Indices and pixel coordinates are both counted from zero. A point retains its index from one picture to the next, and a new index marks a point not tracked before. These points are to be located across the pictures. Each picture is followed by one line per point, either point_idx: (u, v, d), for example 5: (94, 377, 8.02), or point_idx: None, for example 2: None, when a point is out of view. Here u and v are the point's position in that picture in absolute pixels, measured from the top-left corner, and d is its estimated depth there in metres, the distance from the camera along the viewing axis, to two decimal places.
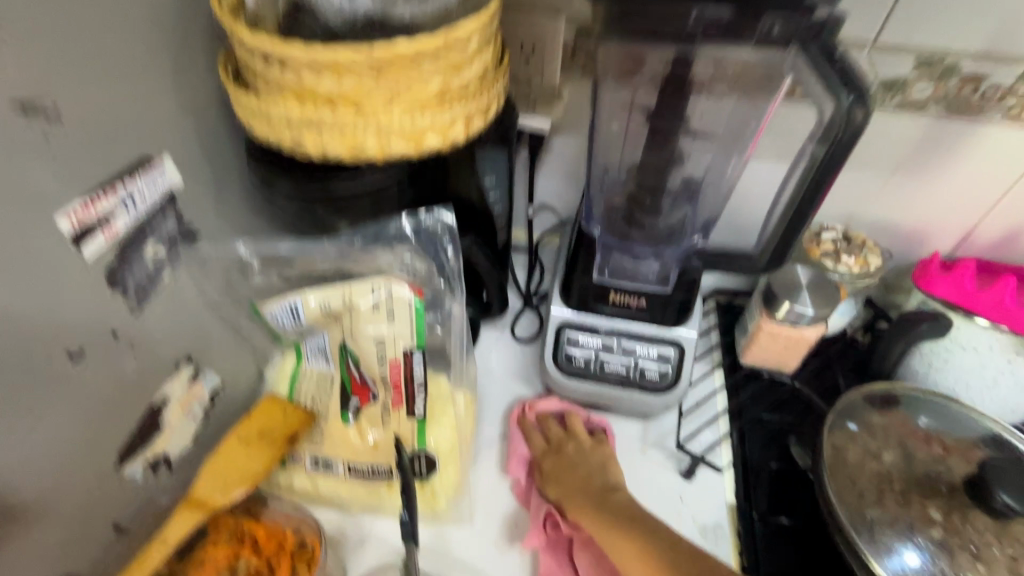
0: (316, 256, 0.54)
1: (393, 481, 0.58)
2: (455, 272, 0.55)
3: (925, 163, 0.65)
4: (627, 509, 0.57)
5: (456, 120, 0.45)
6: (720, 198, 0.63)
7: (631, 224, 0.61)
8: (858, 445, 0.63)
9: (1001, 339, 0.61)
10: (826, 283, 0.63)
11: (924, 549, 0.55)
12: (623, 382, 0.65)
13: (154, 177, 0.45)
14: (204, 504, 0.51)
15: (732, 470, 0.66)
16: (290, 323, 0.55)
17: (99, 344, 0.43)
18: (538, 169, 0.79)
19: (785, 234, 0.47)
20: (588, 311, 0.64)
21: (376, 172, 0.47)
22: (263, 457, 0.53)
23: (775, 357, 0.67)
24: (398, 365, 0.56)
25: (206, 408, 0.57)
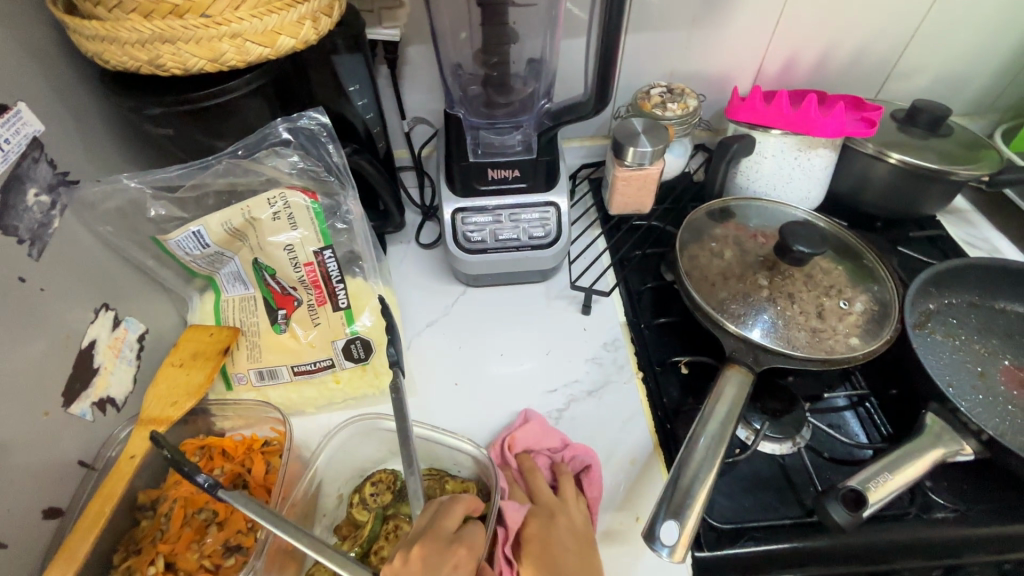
0: (206, 179, 0.57)
1: (338, 371, 0.65)
2: (341, 167, 0.61)
3: (712, 14, 0.80)
4: None
5: (303, 19, 0.50)
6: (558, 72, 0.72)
7: (492, 106, 0.72)
8: (707, 250, 0.79)
9: (789, 142, 0.79)
10: (657, 126, 0.76)
11: (764, 320, 0.69)
12: (518, 246, 0.75)
13: (16, 123, 0.46)
14: (157, 422, 0.54)
15: (618, 293, 0.81)
16: (197, 250, 0.59)
17: (9, 289, 0.45)
18: (402, 82, 0.84)
19: (603, 76, 0.57)
20: (474, 191, 0.73)
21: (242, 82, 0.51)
22: (203, 371, 0.58)
23: (634, 200, 0.81)
24: (313, 266, 0.61)
25: (137, 352, 0.60)
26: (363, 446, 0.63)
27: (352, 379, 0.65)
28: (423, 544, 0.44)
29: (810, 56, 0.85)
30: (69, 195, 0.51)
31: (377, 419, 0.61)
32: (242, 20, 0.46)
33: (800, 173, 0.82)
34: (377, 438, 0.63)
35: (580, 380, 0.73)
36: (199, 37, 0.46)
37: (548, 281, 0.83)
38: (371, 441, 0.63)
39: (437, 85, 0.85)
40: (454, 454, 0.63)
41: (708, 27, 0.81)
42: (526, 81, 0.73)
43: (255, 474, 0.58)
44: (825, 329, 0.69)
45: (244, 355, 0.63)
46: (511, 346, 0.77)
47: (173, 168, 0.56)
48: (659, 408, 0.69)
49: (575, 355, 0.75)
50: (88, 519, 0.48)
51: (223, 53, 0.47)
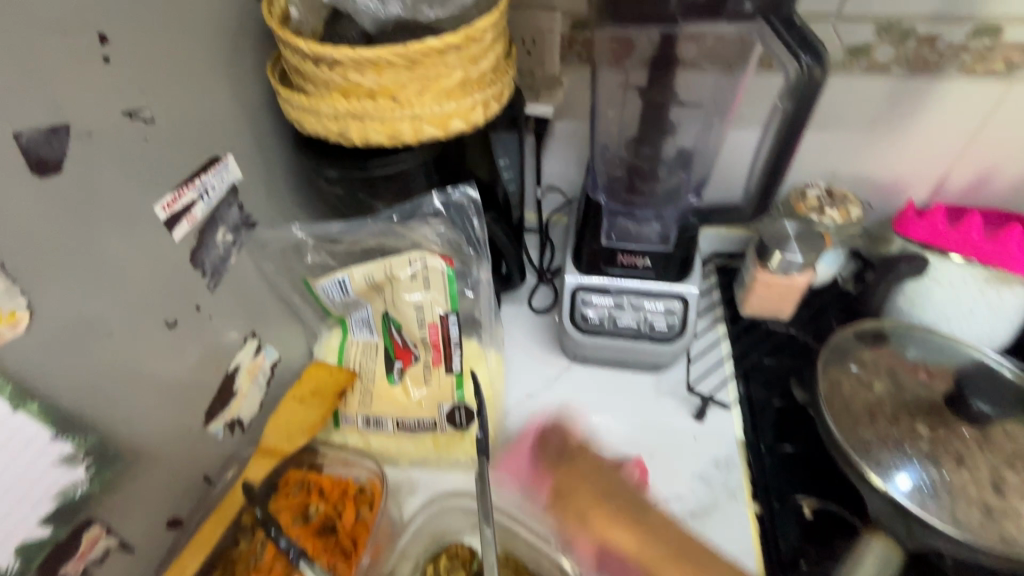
0: (362, 233, 0.61)
1: (437, 433, 0.65)
2: (481, 241, 0.63)
3: (895, 118, 0.72)
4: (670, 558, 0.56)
5: (476, 105, 0.52)
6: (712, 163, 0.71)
7: (633, 193, 0.69)
8: (851, 377, 0.69)
9: (975, 274, 0.68)
10: (812, 234, 0.70)
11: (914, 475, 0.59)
12: (635, 336, 0.71)
13: (221, 172, 0.53)
14: (274, 452, 0.58)
15: (738, 407, 0.73)
16: (338, 296, 0.63)
17: (186, 316, 0.51)
18: (544, 152, 0.86)
19: (766, 184, 0.54)
20: (600, 273, 0.70)
21: (410, 156, 0.55)
22: (319, 408, 0.62)
23: (772, 306, 0.75)
24: (436, 327, 0.63)
25: (269, 377, 0.65)
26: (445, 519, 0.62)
27: (450, 445, 0.65)
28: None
29: (1011, 174, 0.74)
30: (247, 235, 0.58)
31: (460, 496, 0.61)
32: (424, 105, 0.50)
33: (982, 308, 0.70)
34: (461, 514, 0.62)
35: (683, 497, 0.66)
36: (384, 117, 0.50)
37: (660, 373, 0.78)
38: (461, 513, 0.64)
39: (577, 158, 0.86)
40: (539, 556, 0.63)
41: (887, 132, 0.73)
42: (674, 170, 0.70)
43: (345, 520, 0.60)
44: (1005, 511, 0.56)
45: (357, 398, 0.66)
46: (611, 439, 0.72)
47: (333, 225, 0.61)
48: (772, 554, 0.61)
49: (679, 464, 0.69)
50: (202, 536, 0.53)
51: (401, 131, 0.51)
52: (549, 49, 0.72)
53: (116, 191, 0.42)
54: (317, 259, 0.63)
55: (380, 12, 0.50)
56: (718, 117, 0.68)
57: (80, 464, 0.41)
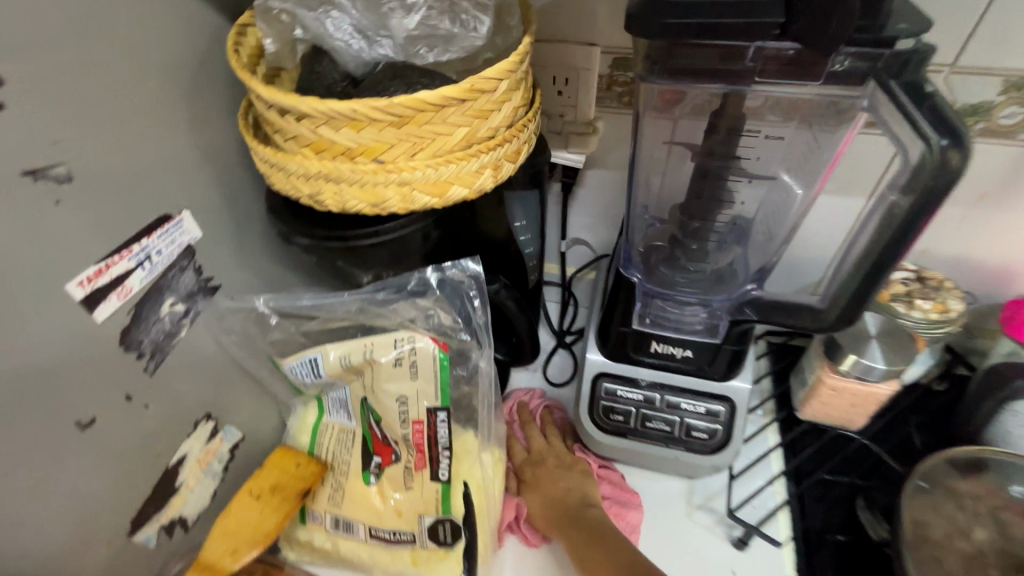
0: (336, 312, 0.51)
1: (416, 549, 0.53)
2: (481, 326, 0.51)
3: (1015, 193, 0.58)
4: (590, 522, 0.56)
5: (484, 168, 0.42)
6: (776, 245, 0.57)
7: (676, 269, 0.56)
8: (943, 518, 0.56)
9: None
10: (899, 333, 0.56)
11: None
12: (665, 441, 0.59)
13: (170, 232, 0.44)
14: (212, 568, 0.47)
15: (794, 544, 0.58)
16: (309, 377, 0.53)
17: (112, 409, 0.42)
18: (572, 202, 0.75)
19: (859, 290, 0.41)
20: (629, 359, 0.59)
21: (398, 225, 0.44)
22: (276, 515, 0.51)
23: (839, 414, 0.61)
24: (421, 425, 0.52)
25: (227, 461, 0.55)
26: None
27: (430, 563, 0.52)
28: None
29: None
30: (205, 302, 0.48)
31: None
32: (415, 169, 0.39)
33: None
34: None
35: None
36: (364, 182, 0.39)
37: (694, 480, 0.64)
38: None
39: (610, 211, 0.74)
40: None
41: (1001, 209, 0.59)
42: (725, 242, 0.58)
43: None
44: None
45: (326, 495, 0.55)
46: None
47: (303, 297, 0.52)
48: None
49: None
50: None
51: (386, 199, 0.40)
52: (584, 90, 0.60)
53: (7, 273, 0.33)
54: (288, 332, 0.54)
55: (367, 53, 0.41)
56: (800, 185, 0.54)
57: None
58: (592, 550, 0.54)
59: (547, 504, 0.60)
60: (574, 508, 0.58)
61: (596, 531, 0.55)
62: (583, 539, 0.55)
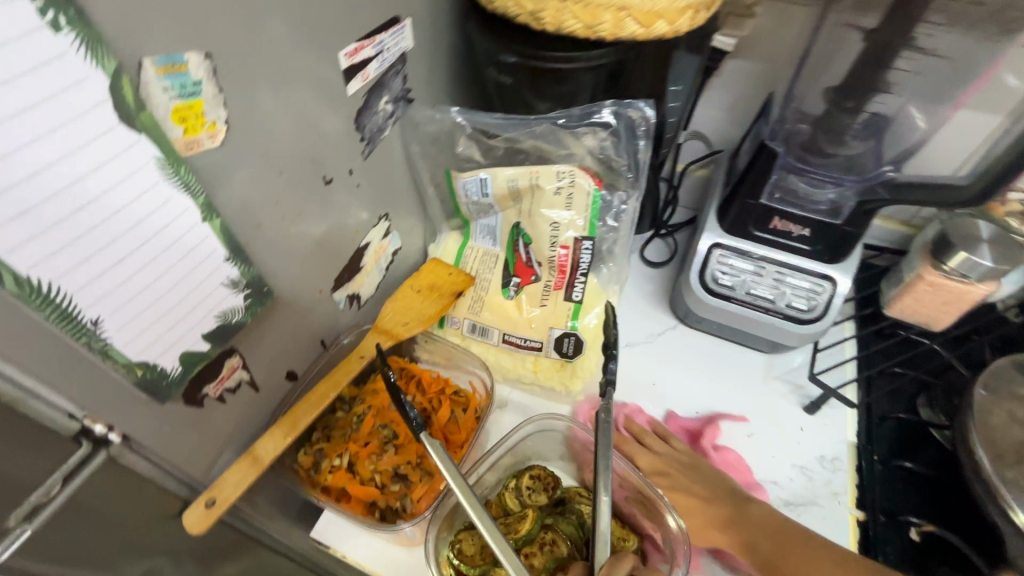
0: (519, 133, 0.57)
1: (540, 355, 0.64)
2: (643, 165, 0.58)
3: None
4: (763, 524, 0.54)
5: (687, 8, 0.46)
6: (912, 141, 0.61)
7: (812, 150, 0.61)
8: (1005, 410, 0.61)
9: None
10: (1009, 241, 0.60)
11: None
12: (767, 309, 0.65)
13: (397, 33, 0.50)
14: (389, 333, 0.57)
15: (856, 412, 0.68)
16: (475, 196, 0.61)
17: (340, 179, 0.50)
18: (703, 93, 0.78)
19: (1009, 164, 0.45)
20: (744, 233, 0.66)
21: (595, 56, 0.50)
22: (438, 305, 0.60)
23: (927, 313, 0.66)
24: (566, 250, 0.60)
25: (389, 263, 0.64)
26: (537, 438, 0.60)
27: (549, 371, 0.64)
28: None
29: None
30: (403, 110, 0.55)
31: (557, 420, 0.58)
32: None
33: None
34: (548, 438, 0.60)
35: (780, 484, 0.62)
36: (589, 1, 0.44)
37: (772, 356, 0.73)
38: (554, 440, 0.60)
39: (739, 107, 0.78)
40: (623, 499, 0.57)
41: None
42: (861, 138, 0.61)
43: (439, 417, 0.60)
44: None
45: (466, 304, 0.65)
46: (708, 407, 0.69)
47: (496, 115, 0.57)
48: None
49: (779, 451, 0.65)
50: (314, 395, 0.52)
51: (601, 22, 0.46)
52: None
53: (317, 26, 0.40)
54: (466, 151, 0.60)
55: None
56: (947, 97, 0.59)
57: (239, 293, 0.41)
58: (750, 527, 0.55)
59: (697, 507, 0.58)
60: (716, 481, 0.59)
61: (729, 493, 0.58)
62: (774, 534, 0.53)
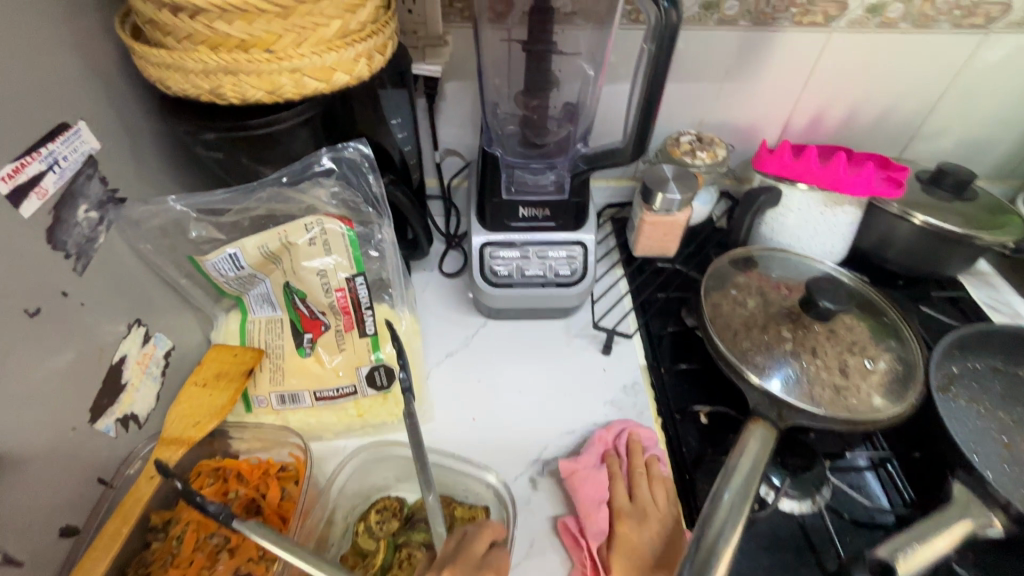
0: (248, 203, 0.58)
1: (359, 399, 0.65)
2: (380, 197, 0.62)
3: (746, 67, 0.82)
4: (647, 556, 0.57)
5: (359, 57, 0.52)
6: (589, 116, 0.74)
7: (527, 146, 0.72)
8: (730, 298, 0.80)
9: (814, 198, 0.80)
10: (686, 174, 0.78)
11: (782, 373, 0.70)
12: (543, 283, 0.76)
13: (73, 140, 0.47)
14: (182, 440, 0.54)
15: (641, 340, 0.81)
16: (231, 272, 0.59)
17: (53, 305, 0.46)
18: (437, 115, 0.86)
19: (642, 123, 0.59)
20: (503, 227, 0.74)
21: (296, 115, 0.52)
22: (229, 392, 0.58)
23: (659, 245, 0.82)
24: (343, 291, 0.62)
25: (162, 368, 0.60)
26: (369, 474, 0.63)
27: (373, 408, 0.65)
28: (455, 564, 0.42)
29: (838, 113, 0.88)
30: (115, 213, 0.52)
31: (383, 449, 0.62)
32: (302, 57, 0.48)
33: (823, 228, 0.83)
34: (382, 470, 0.63)
35: (599, 423, 0.73)
36: (261, 71, 0.47)
37: (569, 318, 0.84)
38: (387, 467, 0.63)
39: (472, 119, 0.87)
40: (466, 484, 0.64)
41: (740, 80, 0.84)
42: (561, 123, 0.74)
43: (269, 500, 0.58)
44: (849, 386, 0.69)
45: (267, 377, 0.63)
46: (527, 384, 0.77)
47: (218, 193, 0.57)
48: (677, 457, 0.69)
49: (592, 397, 0.75)
50: (107, 536, 0.50)
51: (281, 86, 0.49)
52: (432, 8, 0.71)
53: None
54: (203, 234, 0.57)
55: None
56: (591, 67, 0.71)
57: None
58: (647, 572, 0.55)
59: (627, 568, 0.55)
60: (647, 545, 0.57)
61: (660, 535, 0.58)
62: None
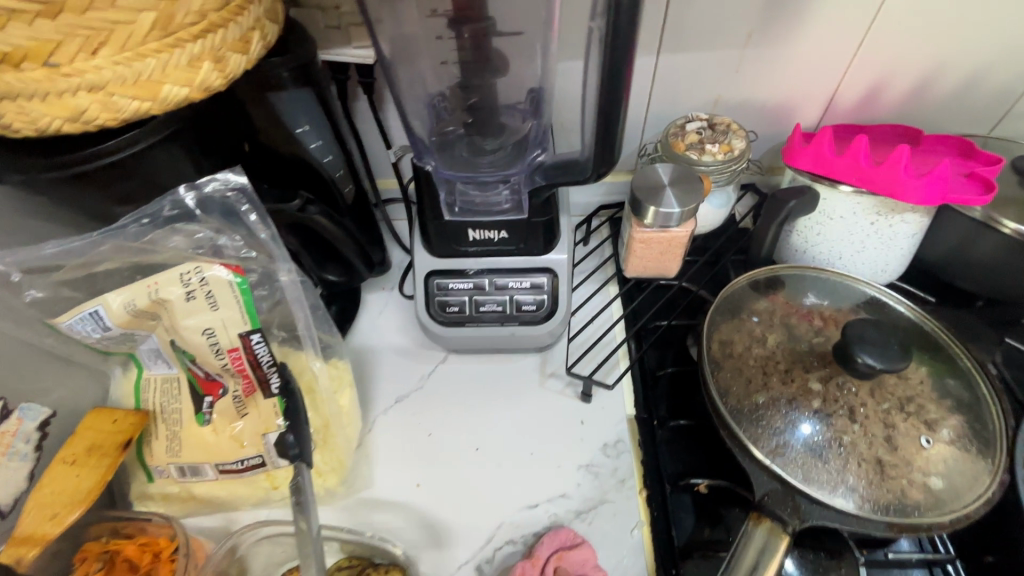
0: (97, 255, 0.47)
1: (270, 470, 0.55)
2: (268, 240, 0.50)
3: (775, 28, 0.62)
4: None
5: (198, 61, 0.38)
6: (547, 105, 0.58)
7: (475, 153, 0.56)
8: (744, 332, 0.63)
9: (864, 203, 0.61)
10: (688, 176, 0.60)
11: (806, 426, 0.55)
12: (501, 320, 0.62)
13: None
14: (32, 540, 0.45)
15: (631, 383, 0.66)
16: (98, 332, 0.48)
17: None
18: (384, 107, 0.70)
19: (605, 131, 0.43)
20: (453, 252, 0.60)
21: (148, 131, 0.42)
22: (96, 472, 0.48)
23: (656, 265, 0.65)
24: (238, 352, 0.50)
25: (39, 442, 0.51)
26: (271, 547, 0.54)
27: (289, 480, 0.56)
28: None
29: (905, 82, 0.67)
30: None
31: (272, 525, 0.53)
32: (101, 70, 0.34)
33: (873, 241, 0.63)
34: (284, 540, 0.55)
35: (569, 495, 0.59)
36: (45, 92, 0.34)
37: (545, 353, 0.69)
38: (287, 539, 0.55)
39: None
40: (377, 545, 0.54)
41: (768, 46, 0.64)
42: (524, 117, 0.58)
43: None
44: (895, 463, 0.53)
45: (162, 447, 0.54)
46: (487, 437, 0.63)
47: (47, 246, 0.45)
48: (661, 542, 0.55)
49: (565, 457, 0.62)
50: None
51: (82, 110, 0.36)
52: None
53: None
54: (42, 294, 0.46)
55: None
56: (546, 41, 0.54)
57: None
58: None
59: None
60: None
61: None
62: None
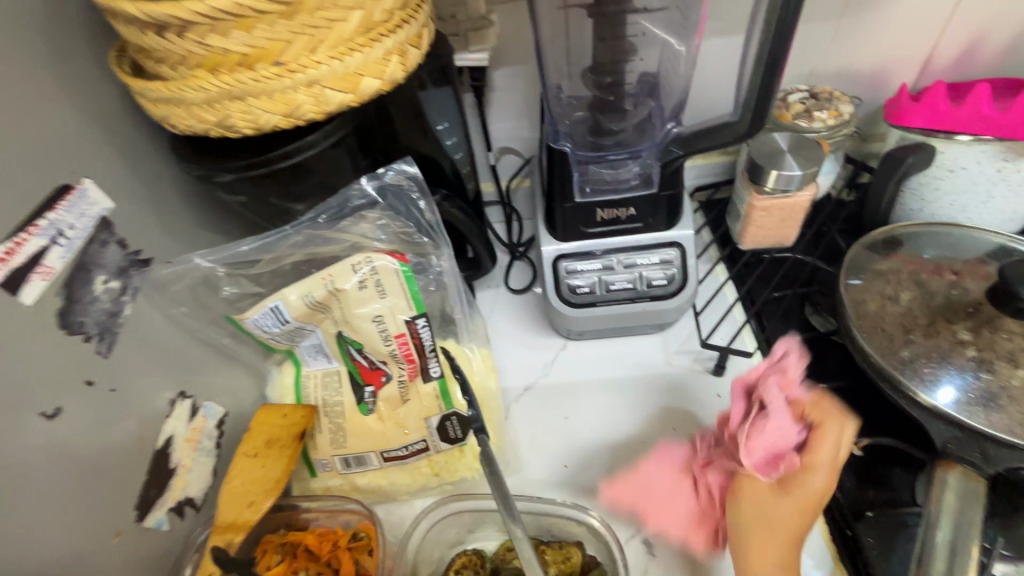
0: (282, 250, 0.51)
1: (432, 456, 0.56)
2: (433, 225, 0.54)
3: None
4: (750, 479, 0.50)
5: (389, 56, 0.41)
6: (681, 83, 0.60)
7: (600, 135, 0.60)
8: (874, 294, 0.62)
9: (987, 152, 0.62)
10: (805, 143, 0.61)
11: (957, 375, 0.53)
12: (633, 297, 0.62)
13: (78, 203, 0.40)
14: (235, 527, 0.47)
15: (760, 353, 0.66)
16: (276, 328, 0.52)
17: (76, 397, 0.39)
18: (487, 109, 0.73)
19: (760, 90, 0.47)
20: (580, 236, 0.62)
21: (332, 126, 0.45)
22: (282, 462, 0.50)
23: (775, 234, 0.66)
24: (405, 338, 0.53)
25: (218, 438, 0.53)
26: (443, 529, 0.55)
27: (449, 465, 0.56)
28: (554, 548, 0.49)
29: (1002, 38, 0.68)
30: (141, 277, 0.46)
31: (455, 501, 0.53)
32: (319, 65, 0.38)
33: (1001, 188, 0.64)
34: (456, 523, 0.55)
35: None
36: (271, 90, 0.38)
37: (665, 332, 0.70)
38: (456, 522, 0.55)
39: (526, 109, 0.74)
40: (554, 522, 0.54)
41: (866, 12, 0.66)
42: (639, 100, 0.61)
43: None
44: None
45: (327, 439, 0.55)
46: (631, 415, 0.63)
47: (242, 244, 0.51)
48: (832, 505, 0.55)
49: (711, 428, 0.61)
50: None
51: (299, 105, 0.39)
52: None
53: None
54: (234, 291, 0.53)
55: None
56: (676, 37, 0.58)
57: None
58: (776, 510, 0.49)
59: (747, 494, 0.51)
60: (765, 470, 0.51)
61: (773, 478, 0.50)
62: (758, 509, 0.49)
